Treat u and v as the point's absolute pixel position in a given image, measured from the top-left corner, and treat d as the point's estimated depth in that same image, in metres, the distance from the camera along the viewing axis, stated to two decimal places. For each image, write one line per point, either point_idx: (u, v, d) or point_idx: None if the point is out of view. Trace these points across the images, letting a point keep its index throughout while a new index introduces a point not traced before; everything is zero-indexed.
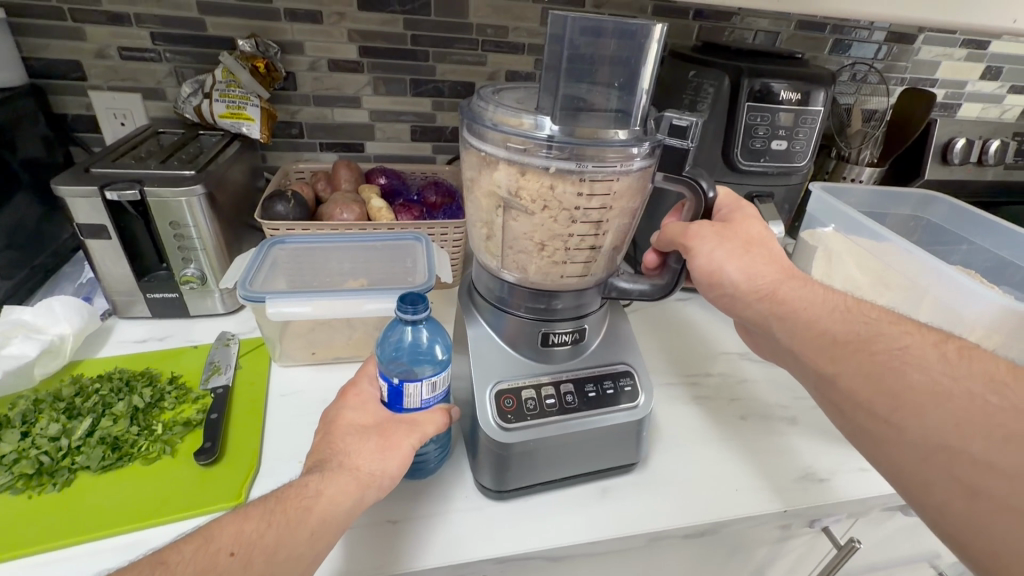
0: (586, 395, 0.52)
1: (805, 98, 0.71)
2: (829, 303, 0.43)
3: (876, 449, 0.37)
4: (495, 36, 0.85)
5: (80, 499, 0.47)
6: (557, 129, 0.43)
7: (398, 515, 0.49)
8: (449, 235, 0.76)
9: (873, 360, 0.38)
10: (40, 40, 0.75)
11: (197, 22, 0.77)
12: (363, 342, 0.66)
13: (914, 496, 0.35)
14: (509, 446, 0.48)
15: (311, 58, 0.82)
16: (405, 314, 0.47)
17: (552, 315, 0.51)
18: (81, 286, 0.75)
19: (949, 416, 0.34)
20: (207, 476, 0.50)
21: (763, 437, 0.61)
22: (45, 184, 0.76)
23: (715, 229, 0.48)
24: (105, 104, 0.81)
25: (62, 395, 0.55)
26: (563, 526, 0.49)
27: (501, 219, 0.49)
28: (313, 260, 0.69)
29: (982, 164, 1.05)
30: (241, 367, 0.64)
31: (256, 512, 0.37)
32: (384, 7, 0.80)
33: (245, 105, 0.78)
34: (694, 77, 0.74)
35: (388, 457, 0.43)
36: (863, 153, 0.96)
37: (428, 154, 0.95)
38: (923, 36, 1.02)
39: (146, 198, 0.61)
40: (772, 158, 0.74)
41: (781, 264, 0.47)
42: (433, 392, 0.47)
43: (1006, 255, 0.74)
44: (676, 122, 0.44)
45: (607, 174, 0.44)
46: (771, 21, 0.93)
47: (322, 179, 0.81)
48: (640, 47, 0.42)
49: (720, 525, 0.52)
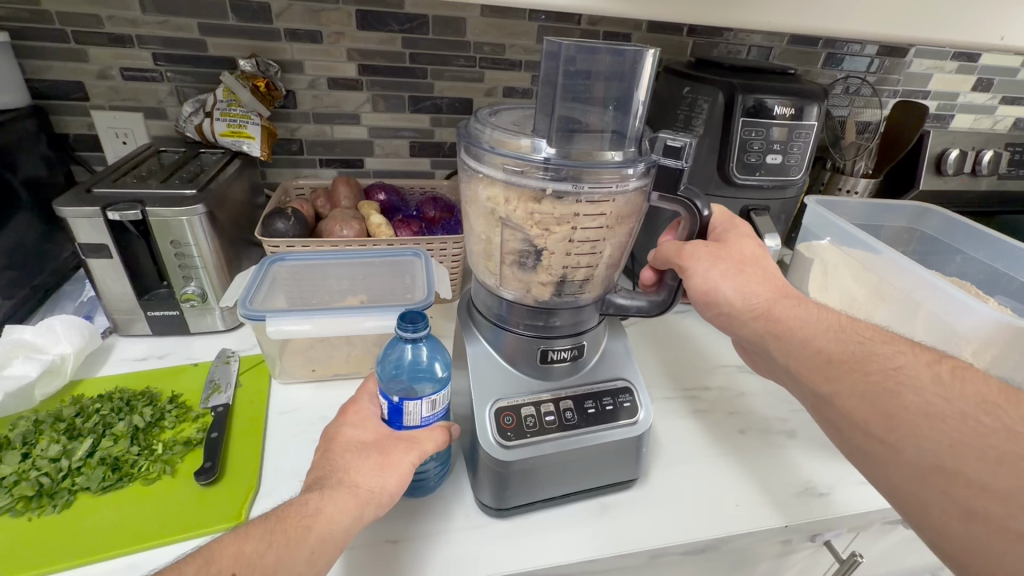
0: (585, 412, 0.52)
1: (799, 113, 0.72)
2: (824, 321, 0.44)
3: (873, 468, 0.37)
4: (492, 54, 0.87)
5: (79, 522, 0.47)
6: (553, 151, 0.43)
7: (399, 534, 0.49)
8: (448, 250, 0.76)
9: (867, 379, 0.38)
10: (43, 62, 0.76)
11: (198, 42, 0.78)
12: (362, 358, 0.66)
13: (911, 516, 0.36)
14: (508, 464, 0.48)
15: (311, 77, 0.83)
16: (405, 332, 0.47)
17: (551, 332, 0.51)
18: (82, 304, 0.75)
19: (943, 437, 0.34)
20: (206, 496, 0.50)
21: (762, 451, 0.61)
22: (46, 203, 0.76)
23: (710, 249, 0.49)
24: (107, 123, 0.82)
25: (63, 416, 0.55)
26: (563, 544, 0.49)
27: (499, 237, 0.49)
28: (312, 277, 0.70)
29: (976, 175, 1.06)
30: (242, 385, 0.64)
31: (256, 531, 0.37)
32: (382, 26, 0.81)
33: (245, 124, 0.79)
34: (688, 93, 0.76)
35: (388, 474, 0.43)
36: (857, 165, 0.96)
37: (426, 169, 0.96)
38: (915, 50, 1.03)
39: (148, 217, 0.62)
40: (767, 171, 0.75)
41: (775, 283, 0.48)
42: (432, 410, 0.48)
43: (1000, 266, 0.74)
44: (670, 143, 0.44)
45: (603, 194, 0.45)
46: (764, 36, 0.95)
47: (321, 195, 0.82)
48: (633, 69, 0.43)
49: (720, 541, 0.52)
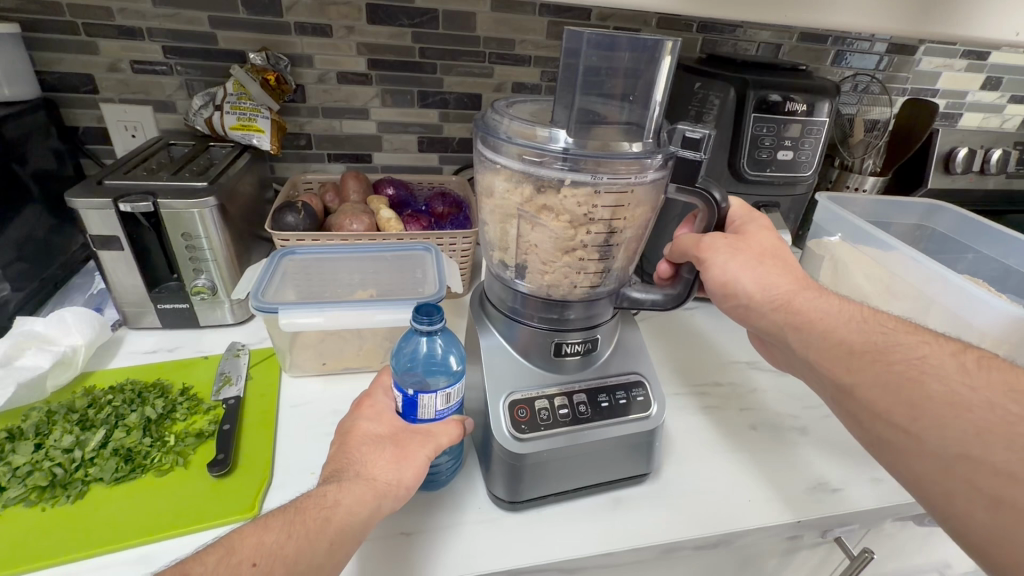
0: (599, 405, 0.52)
1: (811, 109, 0.72)
2: (845, 312, 0.44)
3: (896, 458, 0.37)
4: (500, 49, 0.86)
5: (92, 512, 0.47)
6: (571, 141, 0.43)
7: (412, 527, 0.49)
8: (457, 245, 0.76)
9: (890, 370, 0.38)
10: (53, 55, 0.76)
11: (208, 35, 0.78)
12: (373, 352, 0.65)
13: (935, 506, 0.36)
14: (523, 456, 0.48)
15: (320, 71, 0.83)
16: (420, 324, 0.47)
17: (565, 325, 0.51)
18: (91, 296, 0.75)
19: (968, 426, 0.34)
20: (220, 487, 0.50)
21: (775, 447, 0.61)
22: (55, 196, 0.76)
23: (728, 241, 0.49)
24: (116, 116, 0.81)
25: (75, 407, 0.55)
26: (576, 537, 0.49)
27: (515, 229, 0.49)
28: (322, 272, 0.69)
29: (984, 174, 1.06)
30: (253, 377, 0.64)
31: (276, 522, 0.36)
32: (392, 21, 0.81)
33: (255, 117, 0.79)
34: (700, 89, 0.76)
35: (404, 467, 0.43)
36: (865, 163, 0.96)
37: (434, 165, 0.95)
38: (924, 48, 1.03)
39: (159, 210, 0.61)
40: (778, 167, 0.75)
41: (794, 274, 0.48)
42: (447, 403, 0.47)
43: (1012, 263, 0.74)
44: (689, 135, 0.44)
45: (620, 185, 0.45)
46: (773, 33, 0.95)
47: (330, 190, 0.81)
48: (653, 62, 0.43)
49: (733, 536, 0.52)
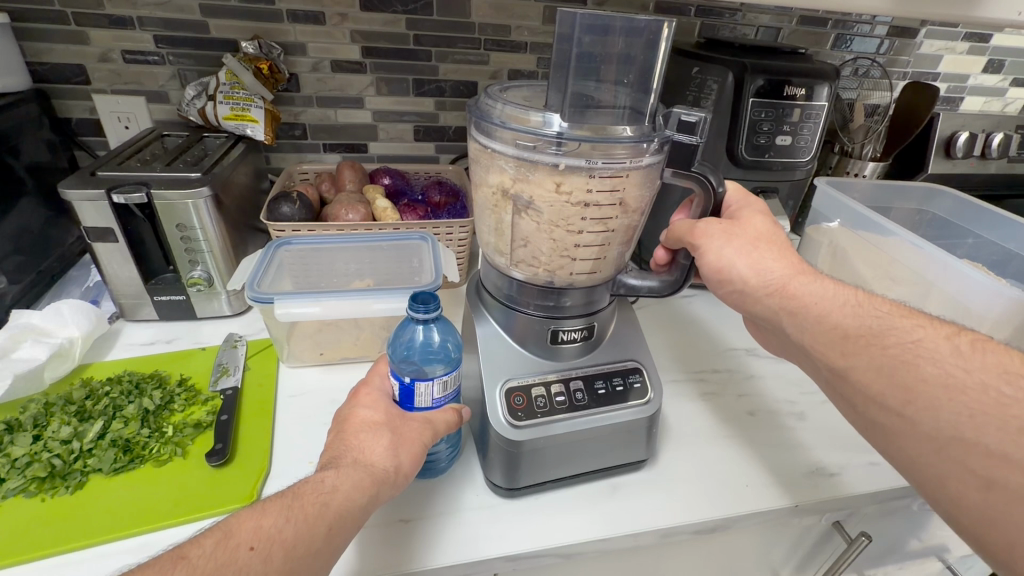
0: (596, 393, 0.52)
1: (811, 92, 0.71)
2: (840, 296, 0.43)
3: (890, 440, 0.38)
4: (496, 35, 0.85)
5: (91, 503, 0.47)
6: (565, 124, 0.43)
7: (410, 514, 0.49)
8: (454, 235, 0.76)
9: (885, 353, 0.38)
10: (44, 45, 0.75)
11: (200, 24, 0.77)
12: (371, 341, 0.66)
13: (926, 488, 0.36)
14: (519, 444, 0.48)
15: (314, 59, 0.82)
16: (416, 313, 0.47)
17: (561, 312, 0.51)
18: (88, 289, 0.75)
19: (962, 408, 0.34)
20: (219, 476, 0.50)
21: (772, 433, 0.61)
22: (49, 187, 0.76)
23: (723, 227, 0.49)
24: (109, 107, 0.81)
25: (73, 398, 0.55)
26: (573, 524, 0.49)
27: (510, 218, 0.48)
28: (318, 261, 0.68)
29: (985, 158, 1.05)
30: (251, 369, 0.64)
31: (273, 507, 0.36)
32: (385, 7, 0.80)
33: (249, 107, 0.78)
34: (698, 73, 0.75)
35: (400, 453, 0.43)
36: (865, 149, 0.95)
37: (431, 154, 0.95)
38: (925, 30, 1.02)
39: (153, 200, 0.61)
40: (777, 153, 0.74)
41: (792, 260, 0.47)
42: (444, 391, 0.48)
43: (1012, 248, 0.73)
44: (685, 118, 0.44)
45: (617, 169, 0.44)
46: (773, 17, 0.94)
47: (326, 180, 0.81)
48: (648, 44, 0.43)
49: (731, 520, 0.52)
